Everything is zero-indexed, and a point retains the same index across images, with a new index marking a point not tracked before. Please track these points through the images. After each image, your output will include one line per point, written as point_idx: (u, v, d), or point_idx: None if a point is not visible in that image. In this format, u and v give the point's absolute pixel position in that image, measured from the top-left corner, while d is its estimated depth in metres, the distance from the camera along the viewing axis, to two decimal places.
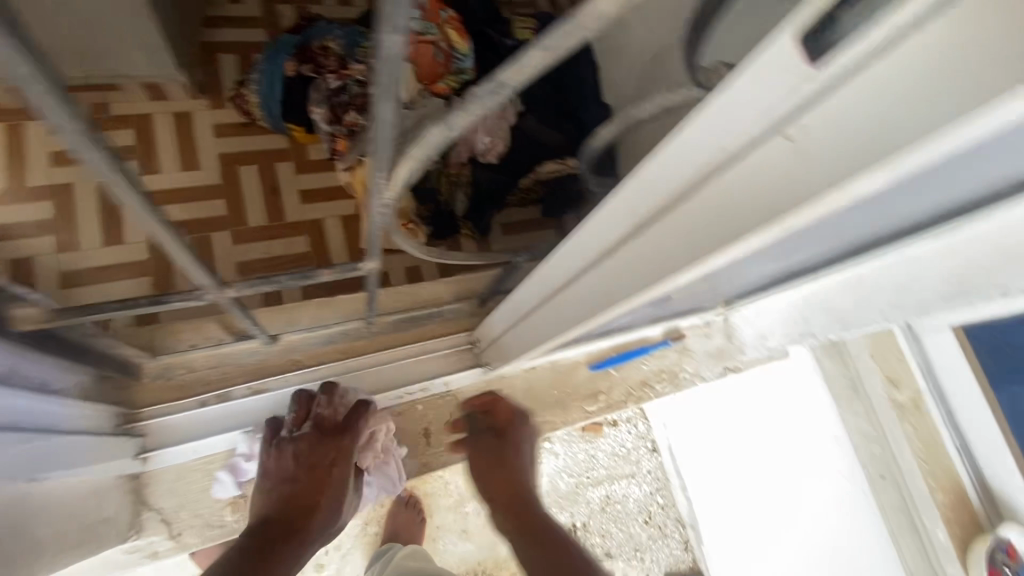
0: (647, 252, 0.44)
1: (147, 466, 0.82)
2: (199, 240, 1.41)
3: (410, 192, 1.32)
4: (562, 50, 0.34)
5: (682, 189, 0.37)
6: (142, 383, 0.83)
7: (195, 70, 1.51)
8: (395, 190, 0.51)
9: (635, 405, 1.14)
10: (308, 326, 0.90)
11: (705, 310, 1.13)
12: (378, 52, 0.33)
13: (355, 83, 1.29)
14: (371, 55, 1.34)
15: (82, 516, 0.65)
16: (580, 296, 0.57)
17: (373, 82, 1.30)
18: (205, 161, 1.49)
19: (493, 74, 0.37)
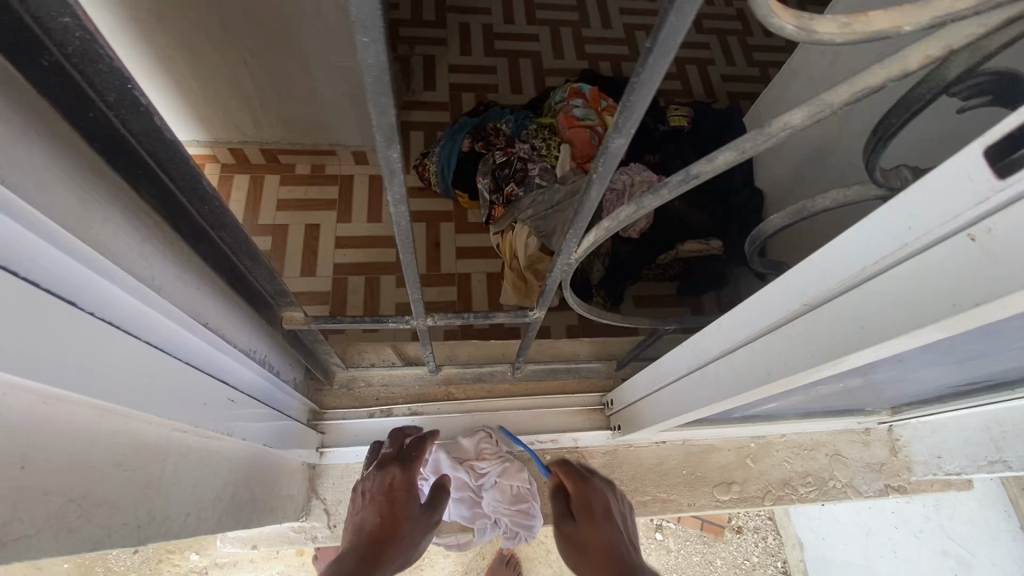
0: (812, 333, 0.46)
1: (321, 460, 0.96)
2: (369, 279, 1.65)
3: (548, 255, 1.56)
4: (755, 151, 0.40)
5: (852, 276, 0.41)
6: (331, 389, 0.99)
7: (391, 141, 1.83)
8: (579, 255, 0.55)
9: (772, 504, 1.05)
10: (465, 363, 1.03)
11: (867, 415, 1.03)
12: (606, 150, 0.40)
13: (517, 161, 1.64)
14: (535, 137, 1.70)
15: (270, 485, 0.76)
16: (730, 373, 0.59)
17: (532, 161, 1.65)
18: (386, 216, 1.73)
19: (686, 166, 0.42)
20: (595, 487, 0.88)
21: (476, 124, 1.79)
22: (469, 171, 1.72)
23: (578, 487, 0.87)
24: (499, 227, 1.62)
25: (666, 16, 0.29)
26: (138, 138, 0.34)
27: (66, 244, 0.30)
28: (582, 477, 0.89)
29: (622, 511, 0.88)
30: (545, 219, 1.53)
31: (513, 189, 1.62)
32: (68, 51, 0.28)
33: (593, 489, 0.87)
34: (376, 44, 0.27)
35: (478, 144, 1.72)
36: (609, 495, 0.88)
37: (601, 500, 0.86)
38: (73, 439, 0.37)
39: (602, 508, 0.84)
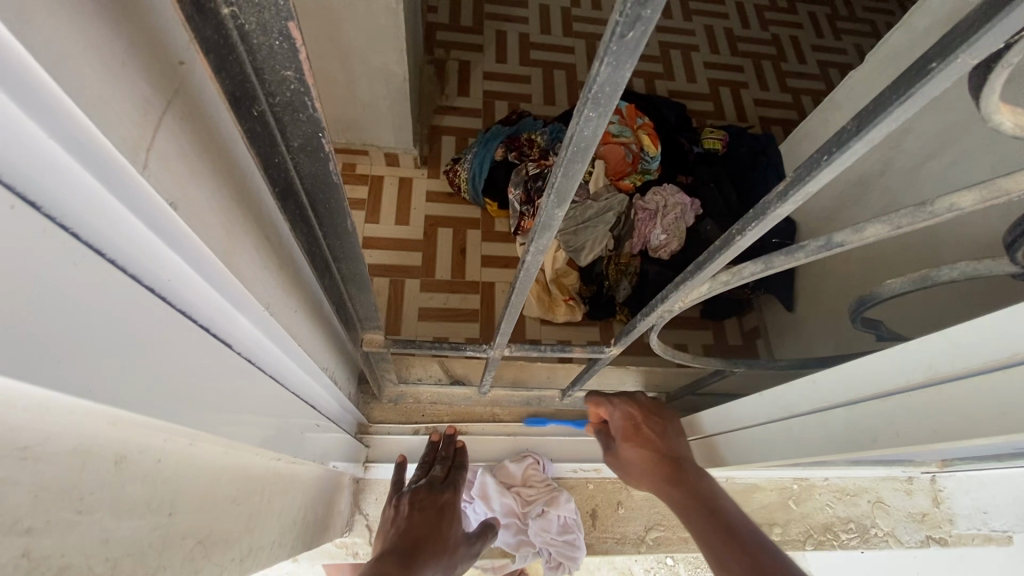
0: (936, 409, 0.45)
1: (365, 474, 0.95)
2: (394, 283, 1.64)
3: (575, 270, 1.61)
4: (911, 227, 0.39)
5: (999, 360, 0.40)
6: (378, 404, 0.98)
7: (423, 146, 1.82)
8: (682, 305, 0.55)
9: (813, 549, 1.04)
10: (511, 385, 1.02)
11: (915, 465, 0.98)
12: (763, 213, 0.38)
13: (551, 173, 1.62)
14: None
15: (329, 502, 0.76)
16: (823, 431, 0.58)
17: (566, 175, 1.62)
18: (414, 219, 1.73)
19: (829, 234, 0.42)
20: (643, 406, 0.86)
21: (510, 133, 1.73)
22: (499, 180, 1.68)
23: (628, 407, 0.85)
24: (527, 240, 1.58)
25: (889, 105, 0.28)
26: (303, 177, 0.36)
27: (217, 275, 0.31)
28: (630, 399, 0.87)
29: (672, 417, 0.86)
30: (576, 234, 1.55)
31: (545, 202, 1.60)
32: (274, 101, 0.30)
33: (641, 407, 0.86)
34: (599, 118, 0.26)
35: (510, 154, 1.68)
36: (655, 406, 0.87)
37: (649, 409, 0.85)
38: (205, 473, 0.36)
39: (653, 426, 0.83)
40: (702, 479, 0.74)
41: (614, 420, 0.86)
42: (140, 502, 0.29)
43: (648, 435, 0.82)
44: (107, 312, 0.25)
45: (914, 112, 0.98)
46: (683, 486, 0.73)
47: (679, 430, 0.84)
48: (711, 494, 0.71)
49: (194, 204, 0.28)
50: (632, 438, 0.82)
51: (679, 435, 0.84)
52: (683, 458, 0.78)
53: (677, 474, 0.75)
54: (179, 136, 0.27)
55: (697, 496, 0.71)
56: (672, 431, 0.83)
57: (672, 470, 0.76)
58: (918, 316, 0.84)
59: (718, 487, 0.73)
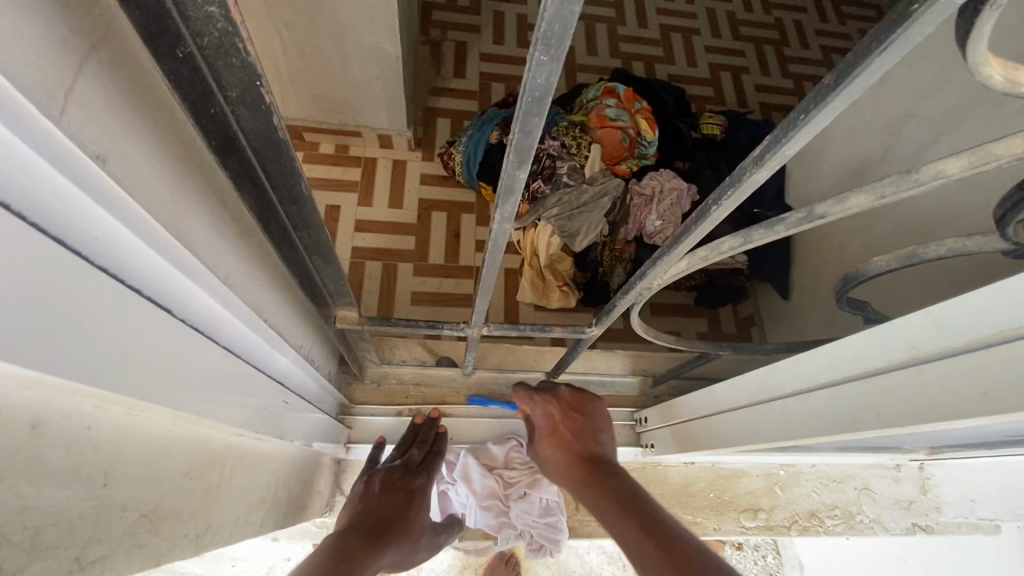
0: (915, 390, 0.44)
1: (348, 455, 0.94)
2: (385, 267, 1.62)
3: (570, 255, 1.57)
4: (894, 198, 0.37)
5: (984, 338, 0.38)
6: (362, 385, 0.97)
7: (416, 128, 1.79)
8: (662, 282, 0.53)
9: (798, 534, 1.04)
10: (497, 368, 1.01)
11: (903, 452, 0.97)
12: (740, 178, 0.36)
13: (546, 157, 1.57)
14: (566, 135, 1.60)
15: (306, 481, 0.76)
16: (803, 414, 0.57)
17: (561, 158, 1.57)
18: (406, 202, 1.70)
19: (810, 206, 0.40)
20: (567, 402, 0.84)
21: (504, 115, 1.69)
22: (493, 162, 1.64)
23: (549, 405, 0.83)
24: (521, 224, 1.55)
25: (870, 53, 0.26)
26: (246, 133, 0.34)
27: (158, 239, 0.29)
28: (553, 395, 0.84)
29: (597, 413, 0.83)
30: (570, 220, 1.52)
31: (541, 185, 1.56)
32: (202, 43, 0.28)
33: (562, 403, 0.83)
34: (553, 64, 0.24)
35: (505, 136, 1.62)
36: (578, 399, 0.84)
37: (571, 406, 0.82)
38: (149, 444, 0.35)
39: (572, 424, 0.81)
40: (616, 475, 0.71)
41: (537, 419, 0.84)
42: (67, 472, 0.28)
43: (566, 434, 0.80)
44: (18, 271, 0.23)
45: (918, 95, 0.95)
46: (594, 481, 0.71)
47: (602, 426, 0.82)
48: (625, 488, 0.68)
49: (125, 157, 0.26)
50: (552, 438, 0.81)
51: (601, 432, 0.82)
52: (598, 456, 0.76)
53: (591, 471, 0.73)
54: (102, 79, 0.24)
55: (608, 489, 0.68)
56: (595, 428, 0.81)
57: (586, 467, 0.74)
58: (909, 295, 0.82)
59: (632, 480, 0.70)
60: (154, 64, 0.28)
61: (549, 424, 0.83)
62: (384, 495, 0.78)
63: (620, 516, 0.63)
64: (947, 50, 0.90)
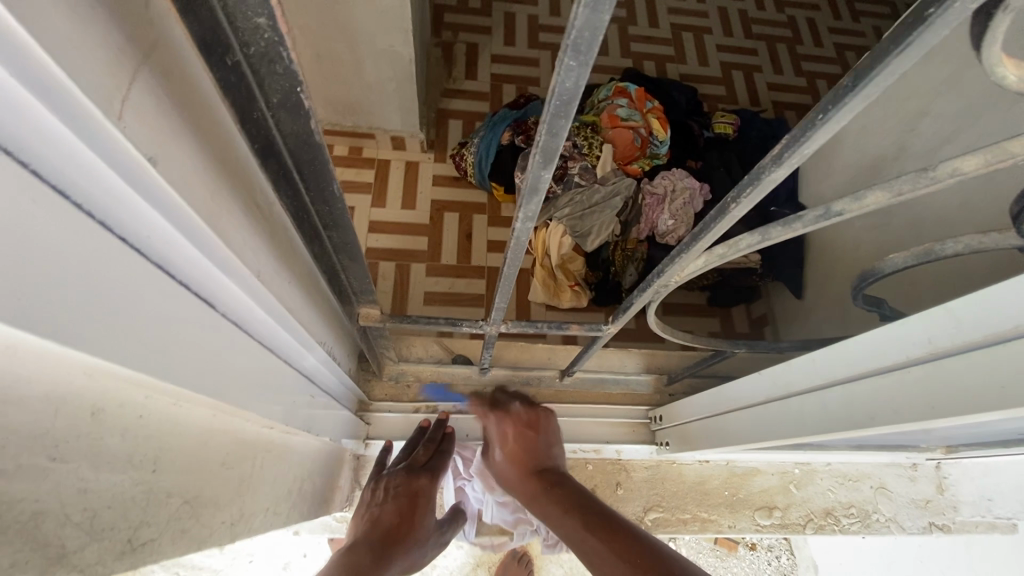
0: (933, 385, 0.44)
1: (366, 451, 0.96)
2: (400, 267, 1.64)
3: (582, 255, 1.58)
4: (912, 195, 0.38)
5: (1003, 332, 0.39)
6: (379, 381, 0.98)
7: (429, 129, 1.81)
8: (680, 280, 0.54)
9: (813, 533, 1.04)
10: (512, 365, 1.02)
11: (919, 450, 0.97)
12: (760, 177, 0.37)
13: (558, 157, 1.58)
14: (578, 135, 1.61)
15: (329, 476, 0.78)
16: (820, 410, 0.57)
17: (572, 159, 1.59)
18: (420, 203, 1.72)
19: (829, 204, 0.41)
20: (522, 420, 0.88)
21: (516, 116, 1.70)
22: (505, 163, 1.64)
23: (504, 425, 0.88)
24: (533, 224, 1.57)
25: (889, 54, 0.26)
26: (285, 136, 0.37)
27: (202, 237, 0.31)
28: (509, 415, 0.89)
29: (550, 428, 0.88)
30: (582, 220, 1.53)
31: (552, 185, 1.57)
32: (248, 51, 0.31)
33: (516, 421, 0.87)
34: (581, 67, 0.25)
35: (517, 137, 1.64)
36: (532, 416, 0.88)
37: (525, 424, 0.86)
38: (191, 433, 0.37)
39: (527, 440, 0.85)
40: (563, 486, 0.75)
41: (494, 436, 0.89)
42: (121, 457, 0.30)
43: (519, 449, 0.84)
44: (79, 264, 0.24)
45: (934, 92, 0.95)
46: (550, 496, 0.75)
47: (552, 441, 0.86)
48: (575, 496, 0.72)
49: (173, 159, 0.27)
50: (508, 455, 0.85)
51: (554, 446, 0.86)
52: (550, 470, 0.81)
53: (546, 486, 0.77)
54: (155, 85, 0.26)
55: (558, 500, 0.73)
56: (547, 443, 0.85)
57: (535, 482, 0.79)
58: (926, 291, 0.82)
59: (582, 488, 0.74)
60: (204, 71, 0.30)
61: (505, 440, 0.87)
62: (388, 504, 0.79)
63: (572, 519, 0.68)
64: (963, 47, 0.90)
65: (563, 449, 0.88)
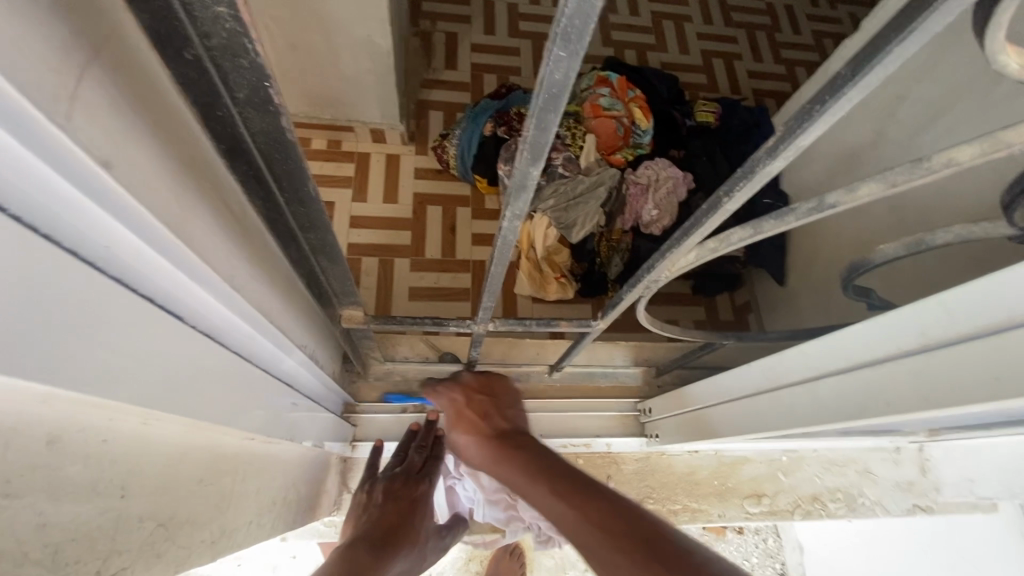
0: (923, 377, 0.44)
1: (353, 453, 0.94)
2: (384, 262, 1.61)
3: (567, 247, 1.57)
4: (906, 186, 0.37)
5: (996, 323, 0.38)
6: (365, 382, 0.96)
7: (409, 122, 1.77)
8: (670, 275, 0.53)
9: (801, 518, 1.05)
10: (500, 362, 1.01)
11: (903, 435, 0.98)
12: (753, 171, 0.36)
13: None
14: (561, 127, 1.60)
15: (316, 482, 0.76)
16: (812, 400, 0.57)
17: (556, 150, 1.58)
18: (402, 197, 1.69)
19: (821, 196, 0.40)
20: (474, 386, 0.80)
21: (498, 107, 1.67)
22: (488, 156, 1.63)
23: (453, 391, 0.80)
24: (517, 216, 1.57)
25: (889, 42, 0.25)
26: (254, 136, 0.34)
27: (167, 244, 0.29)
28: (457, 382, 0.82)
29: (505, 392, 0.80)
30: (566, 211, 1.53)
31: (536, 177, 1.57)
32: (210, 45, 0.27)
33: (467, 386, 0.80)
34: (571, 58, 0.24)
35: (499, 128, 1.61)
36: (484, 381, 0.82)
37: (474, 388, 0.79)
38: (164, 455, 0.35)
39: (478, 404, 0.77)
40: (528, 446, 0.65)
41: (442, 406, 0.81)
42: (84, 486, 0.28)
43: (473, 415, 0.76)
44: (31, 284, 0.22)
45: (913, 78, 0.95)
46: (510, 458, 0.64)
47: (508, 403, 0.78)
48: (542, 461, 0.61)
49: (132, 163, 0.25)
50: (458, 421, 0.76)
51: (513, 408, 0.78)
52: (512, 433, 0.71)
53: (507, 447, 0.67)
54: (109, 81, 0.24)
55: (524, 465, 0.62)
56: (502, 406, 0.77)
57: (497, 447, 0.67)
58: (906, 277, 0.83)
59: (548, 449, 0.64)
60: (158, 64, 0.28)
61: (454, 409, 0.78)
62: (387, 507, 0.79)
63: (543, 490, 0.57)
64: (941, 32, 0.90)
65: (523, 411, 0.80)
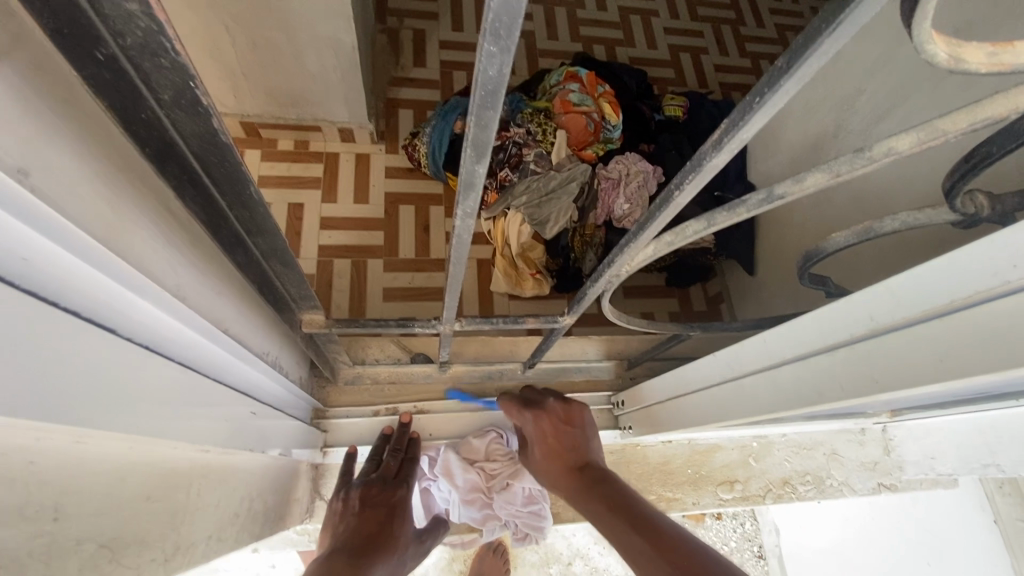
0: (875, 361, 0.45)
1: (325, 460, 0.92)
2: (356, 264, 1.58)
3: (541, 243, 1.57)
4: (849, 176, 0.38)
5: (940, 306, 0.39)
6: (335, 386, 0.94)
7: (378, 120, 1.74)
8: (630, 269, 0.53)
9: (772, 502, 1.08)
10: (473, 361, 1.00)
11: (866, 417, 1.01)
12: (700, 165, 0.36)
13: (513, 146, 1.57)
14: (532, 122, 1.59)
15: (284, 491, 0.75)
16: (772, 387, 0.58)
17: (527, 146, 1.57)
18: (372, 197, 1.66)
19: (771, 187, 0.40)
20: (555, 414, 0.80)
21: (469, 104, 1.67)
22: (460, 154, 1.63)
23: (540, 418, 0.79)
24: (490, 214, 1.56)
25: (820, 34, 0.25)
26: (187, 139, 0.32)
27: (94, 255, 0.27)
28: (541, 408, 0.81)
29: (586, 422, 0.80)
30: (539, 207, 1.52)
31: (507, 174, 1.56)
32: (125, 44, 0.26)
33: (554, 415, 0.80)
34: (503, 54, 0.23)
35: None
36: (568, 412, 0.81)
37: (562, 418, 0.79)
38: (104, 474, 0.33)
39: (565, 436, 0.77)
40: (607, 480, 0.66)
41: (527, 431, 0.81)
42: (9, 510, 0.26)
43: (558, 448, 0.76)
44: None
45: (870, 70, 0.97)
46: (588, 491, 0.66)
47: (592, 437, 0.78)
48: (618, 495, 0.62)
49: (51, 170, 0.24)
50: (547, 451, 0.77)
51: (593, 441, 0.78)
52: (592, 466, 0.71)
53: (589, 478, 0.69)
54: (19, 84, 0.22)
55: (599, 498, 0.63)
56: (586, 439, 0.77)
57: (580, 480, 0.69)
58: (862, 266, 0.87)
59: (625, 483, 0.65)
60: (65, 66, 0.26)
61: (541, 438, 0.79)
62: (366, 514, 0.77)
63: (610, 514, 0.59)
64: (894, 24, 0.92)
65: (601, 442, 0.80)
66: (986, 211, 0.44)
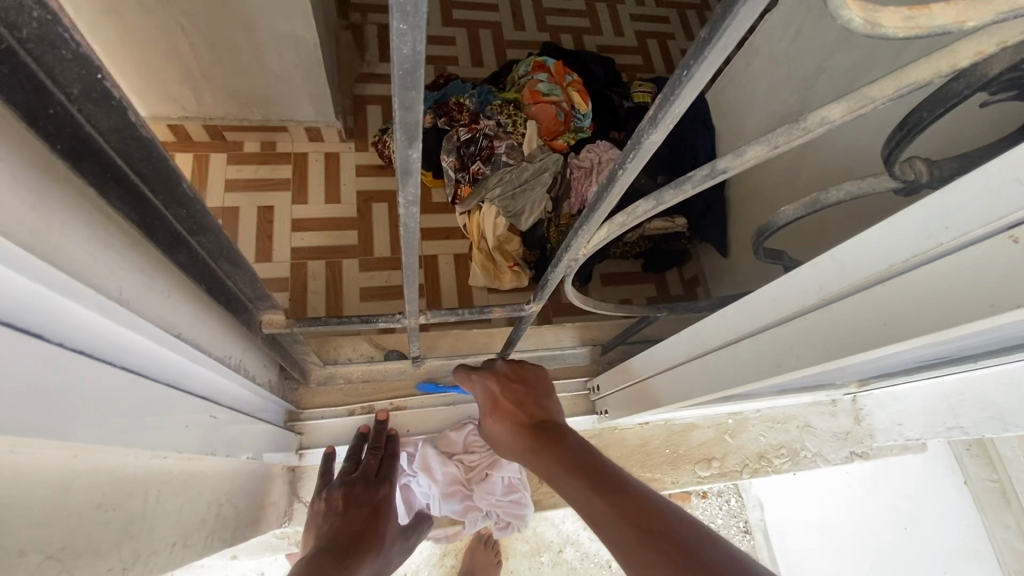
0: (826, 330, 0.46)
1: (301, 462, 0.92)
2: (330, 265, 1.56)
3: (517, 235, 1.55)
4: (788, 147, 0.38)
5: (881, 271, 0.40)
6: (308, 388, 0.93)
7: (346, 117, 1.72)
8: (587, 252, 0.53)
9: (749, 476, 1.10)
10: (447, 355, 1.00)
11: (836, 387, 1.04)
12: (639, 143, 0.36)
13: (484, 138, 1.56)
14: (501, 113, 1.59)
15: (255, 495, 0.73)
16: (735, 362, 0.59)
17: (499, 138, 1.57)
18: (342, 196, 1.64)
19: (713, 162, 0.41)
20: (513, 381, 0.79)
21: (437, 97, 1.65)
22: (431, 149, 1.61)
23: (488, 379, 0.79)
24: (465, 207, 1.56)
25: (735, 3, 0.25)
26: (106, 136, 0.32)
27: (24, 262, 0.27)
28: (491, 371, 0.81)
29: (539, 381, 0.80)
30: (514, 199, 1.51)
31: (481, 167, 1.55)
32: (22, 36, 0.25)
33: (502, 376, 0.79)
34: (414, 31, 0.23)
35: (439, 120, 1.60)
36: (519, 371, 0.80)
37: (509, 376, 0.79)
38: (43, 486, 0.32)
39: (515, 395, 0.76)
40: (564, 442, 0.63)
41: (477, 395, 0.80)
42: None
43: (509, 405, 0.75)
44: None
45: (827, 48, 0.99)
46: (550, 448, 0.63)
47: (543, 392, 0.77)
48: (581, 460, 0.58)
49: None
50: (494, 410, 0.75)
51: (545, 400, 0.76)
52: (546, 423, 0.69)
53: (545, 438, 0.65)
54: None
55: (561, 459, 0.60)
56: (536, 398, 0.76)
57: (533, 437, 0.66)
58: (815, 239, 0.90)
59: (588, 445, 0.62)
60: None
61: (490, 399, 0.77)
62: (350, 514, 0.77)
63: (578, 483, 0.55)
64: None
65: (555, 401, 0.79)
66: (926, 178, 0.45)
